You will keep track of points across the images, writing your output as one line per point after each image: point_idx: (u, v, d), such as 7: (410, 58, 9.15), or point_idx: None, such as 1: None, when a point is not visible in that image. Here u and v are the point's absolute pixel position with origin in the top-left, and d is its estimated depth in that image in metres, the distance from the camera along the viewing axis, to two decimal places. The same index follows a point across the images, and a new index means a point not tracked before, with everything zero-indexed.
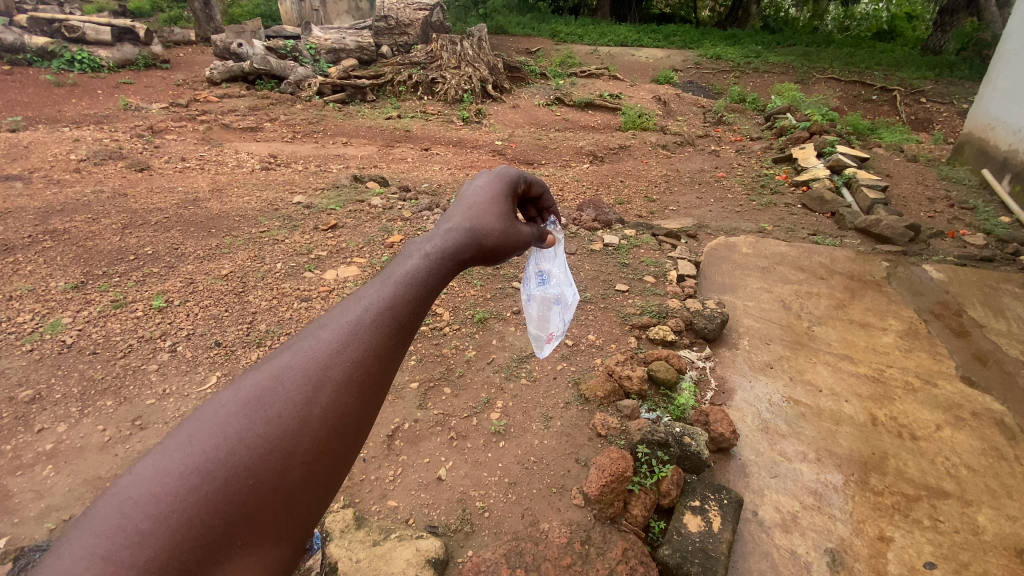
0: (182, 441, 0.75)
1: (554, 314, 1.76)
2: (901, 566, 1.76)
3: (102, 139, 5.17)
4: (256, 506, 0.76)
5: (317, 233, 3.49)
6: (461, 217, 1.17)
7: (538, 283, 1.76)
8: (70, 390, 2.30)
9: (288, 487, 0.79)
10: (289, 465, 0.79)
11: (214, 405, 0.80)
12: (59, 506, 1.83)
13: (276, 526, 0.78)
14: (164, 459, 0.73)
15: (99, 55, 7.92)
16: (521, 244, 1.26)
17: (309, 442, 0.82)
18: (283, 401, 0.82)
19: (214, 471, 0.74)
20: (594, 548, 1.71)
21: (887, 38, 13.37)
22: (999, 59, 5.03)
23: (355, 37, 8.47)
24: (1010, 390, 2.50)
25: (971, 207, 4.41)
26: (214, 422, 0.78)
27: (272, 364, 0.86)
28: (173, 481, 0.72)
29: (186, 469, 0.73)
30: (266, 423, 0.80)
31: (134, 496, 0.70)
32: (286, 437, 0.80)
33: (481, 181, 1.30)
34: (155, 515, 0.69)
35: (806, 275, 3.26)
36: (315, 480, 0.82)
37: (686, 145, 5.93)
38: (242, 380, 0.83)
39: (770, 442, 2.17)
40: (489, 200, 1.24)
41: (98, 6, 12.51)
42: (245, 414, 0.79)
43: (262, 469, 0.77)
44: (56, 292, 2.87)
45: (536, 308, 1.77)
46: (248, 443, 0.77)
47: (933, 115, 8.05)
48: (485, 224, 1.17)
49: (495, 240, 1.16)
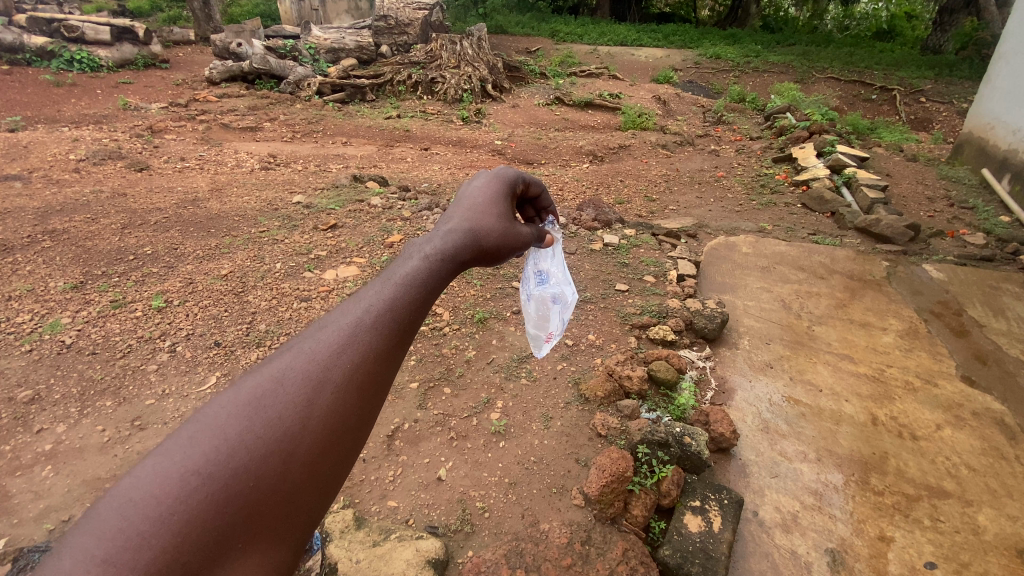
0: (182, 443, 0.75)
1: (553, 313, 1.76)
2: (901, 566, 1.76)
3: (101, 139, 5.17)
4: (257, 508, 0.76)
5: (317, 232, 3.49)
6: (460, 218, 1.17)
7: (536, 283, 1.76)
8: (69, 391, 2.29)
9: (289, 489, 0.78)
10: (290, 467, 0.79)
11: (215, 406, 0.80)
12: (58, 507, 1.83)
13: (276, 529, 0.78)
14: (164, 461, 0.73)
15: (99, 55, 7.91)
16: (521, 245, 1.26)
17: (310, 443, 0.81)
18: (284, 402, 0.82)
19: (215, 473, 0.73)
20: (594, 549, 1.71)
21: (886, 38, 13.36)
22: (999, 58, 5.03)
23: (355, 37, 8.46)
24: (1010, 389, 2.50)
25: (970, 207, 4.40)
26: (214, 424, 0.77)
27: (273, 366, 0.86)
28: (173, 483, 0.71)
29: (187, 471, 0.73)
30: (266, 425, 0.79)
31: (135, 498, 0.70)
32: (287, 439, 0.79)
33: (480, 182, 1.29)
34: (156, 517, 0.69)
35: (806, 275, 3.26)
36: (315, 482, 0.82)
37: (686, 144, 5.93)
38: (242, 381, 0.82)
39: (770, 442, 2.16)
40: (488, 201, 1.23)
41: (97, 6, 12.49)
42: (245, 415, 0.79)
43: (262, 471, 0.76)
44: (55, 292, 2.87)
45: (535, 308, 1.77)
46: (248, 445, 0.77)
47: (933, 115, 8.05)
48: (484, 225, 1.16)
49: (495, 241, 1.16)
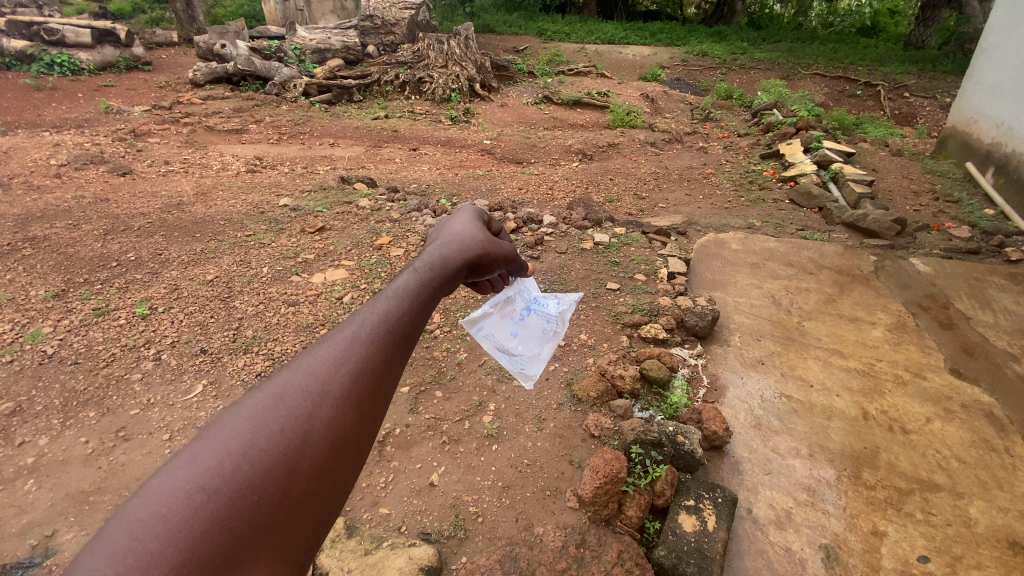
0: (188, 461, 0.73)
1: (531, 330, 1.77)
2: (894, 562, 1.76)
3: (82, 143, 5.08)
4: (262, 522, 0.73)
5: (304, 235, 3.45)
6: (442, 240, 1.17)
7: (519, 315, 1.74)
8: (51, 402, 2.25)
9: (294, 502, 0.76)
10: (293, 479, 0.76)
11: (218, 425, 0.78)
12: (41, 522, 1.79)
13: (283, 543, 0.74)
14: (168, 479, 0.71)
15: (79, 58, 7.79)
16: (501, 261, 1.28)
17: (313, 455, 0.79)
18: (285, 415, 0.80)
19: (219, 488, 0.71)
20: (589, 552, 1.70)
21: (870, 33, 13.50)
22: (980, 53, 5.07)
23: (341, 36, 8.41)
24: (998, 381, 2.52)
25: (955, 200, 4.45)
26: (217, 441, 0.76)
27: (275, 381, 0.85)
28: (179, 501, 0.69)
29: (193, 488, 0.70)
30: (270, 438, 0.77)
31: (142, 518, 0.67)
32: (290, 451, 0.77)
33: (461, 211, 1.32)
34: (162, 536, 0.67)
35: (795, 271, 3.27)
36: (319, 496, 0.79)
37: (675, 142, 5.95)
38: (243, 401, 0.81)
39: (763, 439, 2.16)
40: (469, 223, 1.26)
41: (78, 9, 12.34)
42: (248, 431, 0.77)
43: (266, 486, 0.74)
44: (36, 301, 2.81)
45: (516, 342, 1.75)
46: (252, 460, 0.75)
47: (916, 111, 8.18)
48: (468, 239, 1.18)
49: (478, 254, 1.16)
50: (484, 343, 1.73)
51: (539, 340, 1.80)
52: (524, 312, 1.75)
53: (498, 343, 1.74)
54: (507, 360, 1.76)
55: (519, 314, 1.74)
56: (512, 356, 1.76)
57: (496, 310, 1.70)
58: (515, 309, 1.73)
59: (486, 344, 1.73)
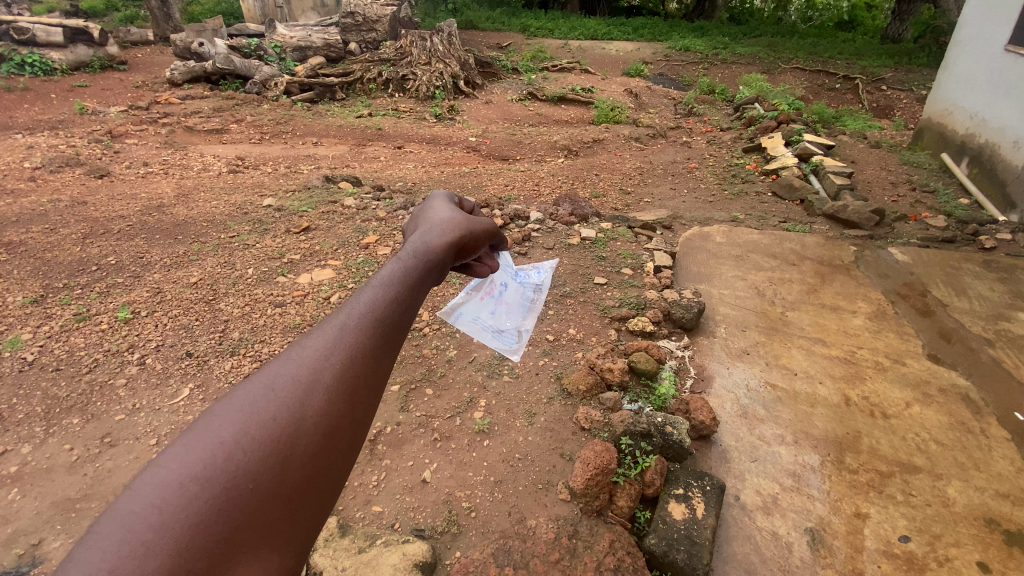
0: (180, 452, 0.74)
1: (510, 303, 1.79)
2: (877, 542, 1.82)
3: (57, 146, 4.98)
4: (256, 512, 0.73)
5: (289, 236, 3.43)
6: (425, 228, 1.20)
7: (498, 290, 1.76)
8: (32, 410, 2.22)
9: (290, 488, 0.77)
10: (288, 468, 0.77)
11: (208, 418, 0.79)
12: (26, 531, 1.78)
13: (281, 530, 0.76)
14: (161, 472, 0.72)
15: (51, 57, 7.62)
16: (482, 244, 1.30)
17: (307, 444, 0.80)
18: (276, 405, 0.81)
19: (212, 478, 0.72)
20: (582, 542, 1.73)
21: (848, 28, 13.71)
22: (955, 45, 5.18)
23: (322, 34, 8.33)
24: (973, 364, 2.60)
25: (931, 190, 4.56)
26: (209, 431, 0.76)
27: (266, 372, 0.86)
28: (172, 492, 0.70)
29: (186, 479, 0.71)
30: (261, 428, 0.78)
31: (136, 509, 0.68)
32: (283, 439, 0.79)
33: (440, 202, 1.35)
34: (158, 526, 0.67)
35: (778, 262, 3.33)
36: (314, 483, 0.80)
37: (659, 137, 6.00)
38: (234, 394, 0.82)
39: (749, 427, 2.21)
40: (451, 212, 1.28)
41: (48, 6, 12.04)
42: (239, 421, 0.78)
43: (261, 477, 0.75)
44: (13, 307, 2.77)
45: (500, 318, 1.76)
46: (245, 448, 0.76)
47: (893, 103, 8.33)
48: (450, 227, 1.21)
49: (458, 238, 1.19)
50: (469, 328, 1.73)
51: (522, 312, 1.81)
52: (502, 286, 1.77)
53: (482, 325, 1.75)
54: (495, 338, 1.75)
55: (496, 292, 1.76)
56: (500, 334, 1.76)
57: (474, 292, 1.75)
58: (494, 287, 1.76)
59: (471, 328, 1.73)
